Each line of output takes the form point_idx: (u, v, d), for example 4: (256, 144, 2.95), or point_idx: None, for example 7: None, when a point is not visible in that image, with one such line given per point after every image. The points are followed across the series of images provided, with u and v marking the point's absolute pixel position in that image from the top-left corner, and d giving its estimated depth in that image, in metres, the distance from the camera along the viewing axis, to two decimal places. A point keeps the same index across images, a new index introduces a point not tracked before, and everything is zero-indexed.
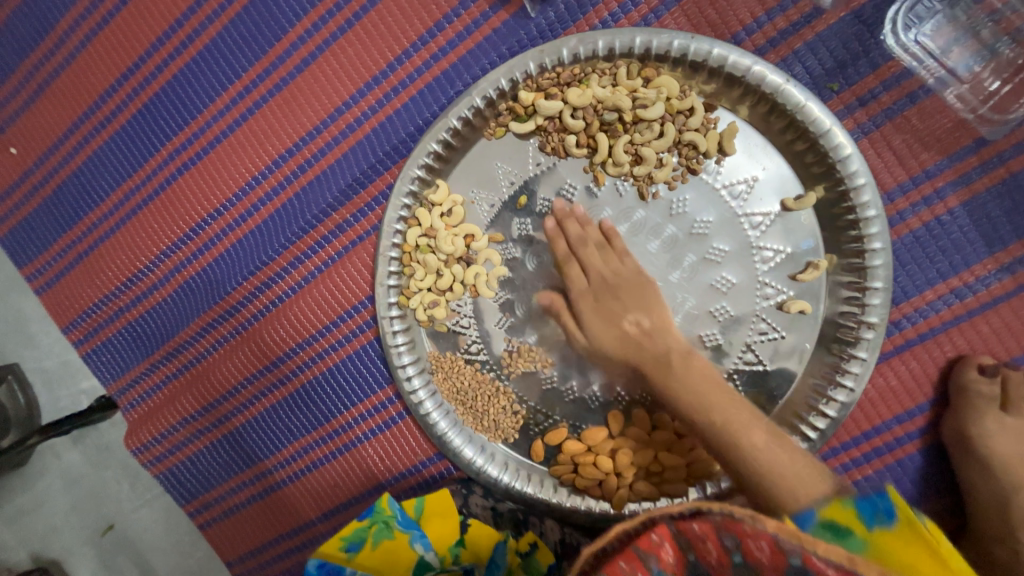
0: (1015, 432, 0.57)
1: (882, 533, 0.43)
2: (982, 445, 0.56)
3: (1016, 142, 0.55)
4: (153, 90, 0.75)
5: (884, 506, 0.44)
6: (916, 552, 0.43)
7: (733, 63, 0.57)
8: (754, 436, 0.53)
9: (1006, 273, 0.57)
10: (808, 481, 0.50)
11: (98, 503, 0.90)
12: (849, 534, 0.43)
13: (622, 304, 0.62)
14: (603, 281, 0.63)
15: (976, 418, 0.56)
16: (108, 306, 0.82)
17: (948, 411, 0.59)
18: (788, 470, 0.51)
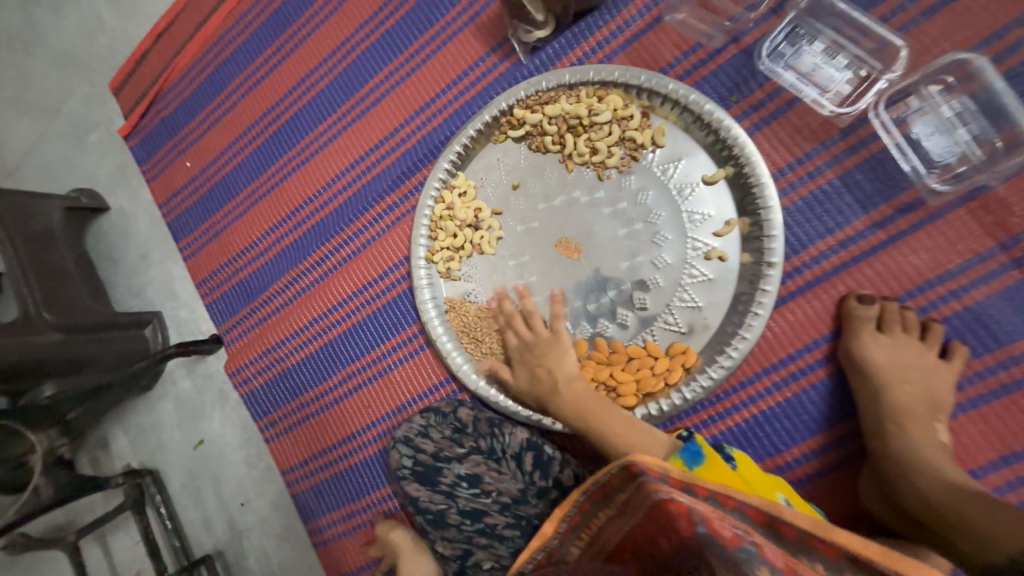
0: (896, 349, 0.70)
1: (700, 468, 0.68)
2: (863, 358, 0.71)
3: (872, 130, 0.74)
4: (279, 122, 1.13)
5: (694, 449, 0.70)
6: (719, 473, 0.68)
7: (657, 84, 0.83)
8: (617, 425, 0.76)
9: (879, 228, 0.73)
10: (653, 451, 0.73)
11: (197, 422, 1.19)
12: (680, 476, 0.67)
13: (540, 355, 0.84)
14: (532, 344, 0.86)
15: (854, 336, 0.72)
16: (229, 268, 1.16)
17: (840, 333, 0.75)
18: (639, 451, 0.73)
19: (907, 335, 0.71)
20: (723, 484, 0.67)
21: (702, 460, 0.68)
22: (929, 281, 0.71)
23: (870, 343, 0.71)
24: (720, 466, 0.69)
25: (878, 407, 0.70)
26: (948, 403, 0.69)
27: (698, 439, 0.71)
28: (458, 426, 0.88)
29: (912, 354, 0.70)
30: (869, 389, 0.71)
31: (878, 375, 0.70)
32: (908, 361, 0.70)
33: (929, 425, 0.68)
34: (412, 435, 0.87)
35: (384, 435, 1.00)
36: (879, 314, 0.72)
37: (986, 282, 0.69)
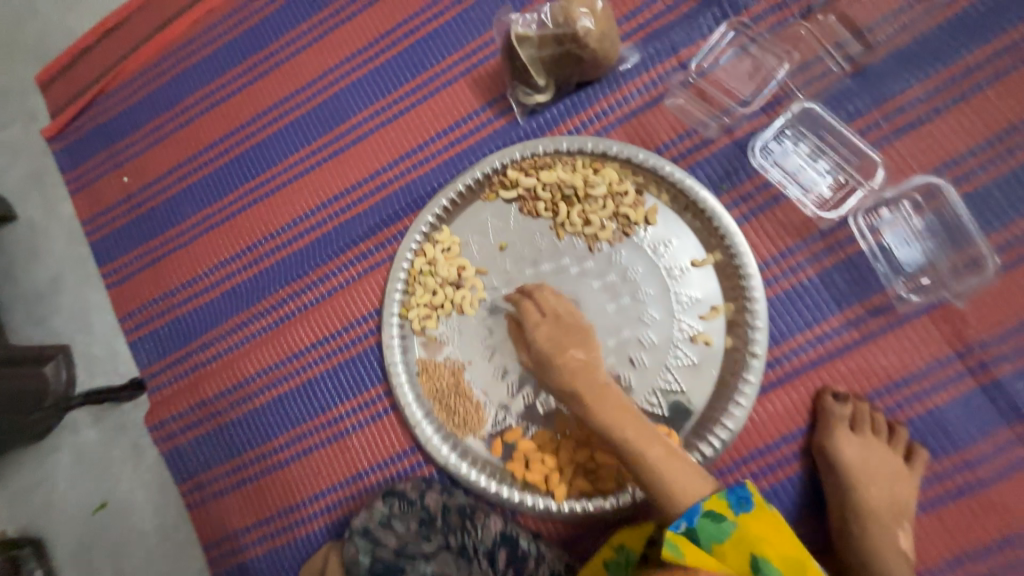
0: (866, 450, 0.72)
1: (745, 515, 0.67)
2: (836, 455, 0.73)
3: (848, 233, 0.78)
4: (244, 147, 1.03)
5: (742, 494, 0.68)
6: (766, 528, 0.66)
7: (653, 164, 0.83)
8: (656, 450, 0.72)
9: (853, 327, 0.76)
10: (688, 487, 0.70)
11: (100, 481, 1.00)
12: (724, 519, 0.67)
13: (567, 340, 0.79)
14: (557, 320, 0.81)
15: (829, 432, 0.74)
16: (163, 302, 1.01)
17: (814, 427, 0.76)
18: (674, 479, 0.70)
19: (876, 437, 0.73)
20: (765, 540, 0.66)
21: (750, 509, 0.67)
22: (896, 382, 0.75)
23: (843, 442, 0.72)
24: (770, 522, 0.67)
25: (845, 506, 0.72)
26: (909, 506, 0.71)
27: (748, 485, 0.69)
28: (425, 517, 0.79)
29: (879, 455, 0.72)
30: (838, 487, 0.73)
31: (848, 474, 0.72)
32: (875, 462, 0.72)
33: (891, 526, 0.70)
34: (371, 525, 0.79)
35: (334, 509, 0.89)
36: (852, 412, 0.74)
37: (945, 388, 0.73)
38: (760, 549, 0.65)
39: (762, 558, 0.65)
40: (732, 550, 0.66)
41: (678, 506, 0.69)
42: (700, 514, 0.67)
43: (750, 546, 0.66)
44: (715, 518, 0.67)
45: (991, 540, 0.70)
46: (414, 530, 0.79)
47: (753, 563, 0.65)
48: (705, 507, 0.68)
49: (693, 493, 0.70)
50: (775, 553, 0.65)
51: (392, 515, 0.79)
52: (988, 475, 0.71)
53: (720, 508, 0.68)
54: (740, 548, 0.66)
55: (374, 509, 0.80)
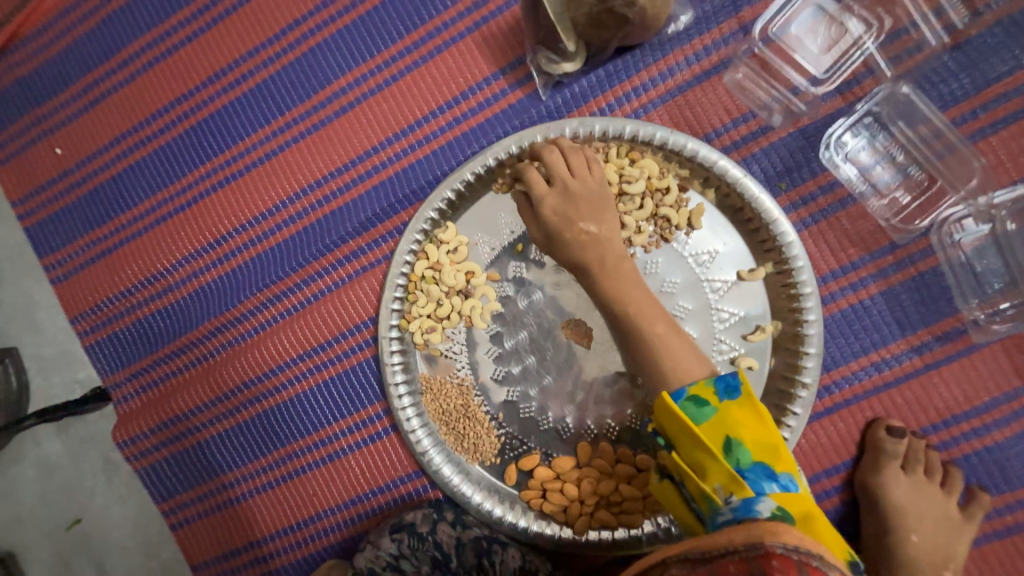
0: (914, 490, 0.67)
1: (730, 404, 0.55)
2: (882, 495, 0.67)
3: (922, 247, 0.67)
4: (201, 114, 0.85)
5: (731, 383, 0.56)
6: (747, 415, 0.54)
7: (703, 156, 0.69)
8: (659, 325, 0.61)
9: (915, 354, 0.68)
10: (683, 367, 0.59)
11: (71, 495, 0.91)
12: (706, 404, 0.55)
13: (577, 212, 0.63)
14: (568, 193, 0.64)
15: (877, 470, 0.67)
16: (120, 301, 0.87)
17: (860, 461, 0.69)
18: (668, 361, 0.59)
19: (927, 477, 0.67)
20: (743, 427, 0.54)
21: (735, 397, 0.55)
22: (955, 416, 0.68)
23: (891, 481, 0.66)
24: (751, 413, 0.55)
25: (882, 546, 0.67)
26: (956, 554, 0.66)
27: (738, 373, 0.57)
28: (438, 557, 0.73)
29: (927, 496, 0.67)
30: (877, 525, 0.68)
31: (891, 515, 0.67)
32: (923, 503, 0.67)
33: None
34: (378, 567, 0.72)
35: (332, 532, 0.83)
36: (906, 450, 0.67)
37: (1008, 425, 0.67)
38: (738, 429, 0.54)
39: (736, 439, 0.54)
40: (709, 433, 0.54)
41: (666, 385, 0.59)
42: (684, 396, 0.56)
43: (727, 428, 0.54)
44: (695, 402, 0.56)
45: None
46: (425, 574, 0.73)
47: (727, 445, 0.53)
48: (690, 392, 0.56)
49: (687, 376, 0.58)
50: (752, 439, 0.54)
51: (400, 556, 0.73)
52: None
53: (705, 395, 0.56)
54: (716, 430, 0.54)
55: (381, 548, 0.73)
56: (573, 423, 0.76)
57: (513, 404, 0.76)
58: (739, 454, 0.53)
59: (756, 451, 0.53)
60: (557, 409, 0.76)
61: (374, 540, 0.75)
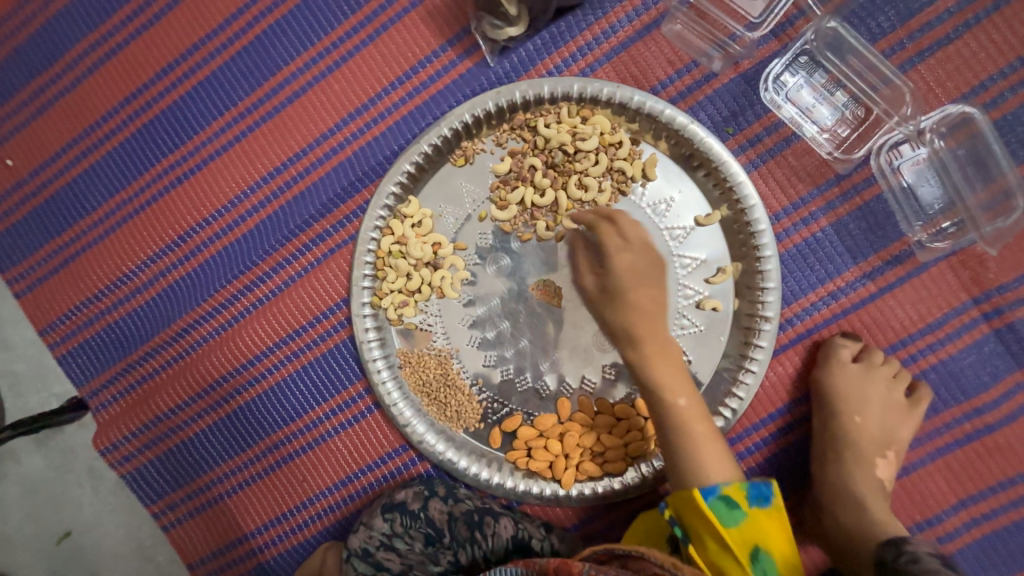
0: (867, 387, 0.68)
1: (759, 510, 0.62)
2: (833, 388, 0.68)
3: (865, 177, 0.70)
4: (153, 113, 0.84)
5: (763, 491, 0.63)
6: (774, 527, 0.62)
7: (650, 107, 0.71)
8: (683, 400, 0.67)
9: (868, 280, 0.71)
10: (715, 470, 0.64)
11: (57, 509, 0.91)
12: (737, 507, 0.62)
13: (636, 281, 0.71)
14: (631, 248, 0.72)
15: (832, 366, 0.69)
16: (90, 308, 0.86)
17: (815, 362, 0.71)
18: (706, 456, 0.65)
19: (881, 370, 0.69)
20: (770, 538, 0.61)
21: (765, 506, 0.62)
22: (910, 334, 0.71)
23: (840, 371, 0.68)
24: (777, 525, 0.62)
25: (829, 437, 0.69)
26: (898, 439, 0.69)
27: (771, 483, 0.64)
28: (431, 533, 0.74)
29: (876, 386, 0.68)
30: (824, 413, 0.69)
31: (838, 403, 0.68)
32: (873, 399, 0.68)
33: (874, 459, 0.68)
34: (372, 547, 0.74)
35: (325, 515, 0.83)
36: (859, 348, 0.70)
37: (958, 337, 0.70)
38: (766, 541, 0.61)
39: (764, 552, 0.60)
40: (739, 537, 0.61)
41: (701, 479, 0.64)
42: (716, 495, 0.62)
43: (756, 539, 0.61)
44: (728, 504, 0.62)
45: (992, 481, 0.70)
46: (419, 550, 0.74)
47: (754, 555, 0.60)
48: (723, 492, 0.62)
49: (721, 475, 0.64)
50: (779, 551, 0.61)
51: (393, 534, 0.75)
52: (994, 419, 0.70)
53: (737, 498, 0.62)
54: (745, 539, 0.61)
55: (374, 528, 0.75)
56: (552, 382, 0.77)
57: (491, 369, 0.78)
58: (765, 565, 0.60)
59: (782, 564, 0.60)
60: (535, 369, 0.77)
61: (366, 521, 0.76)
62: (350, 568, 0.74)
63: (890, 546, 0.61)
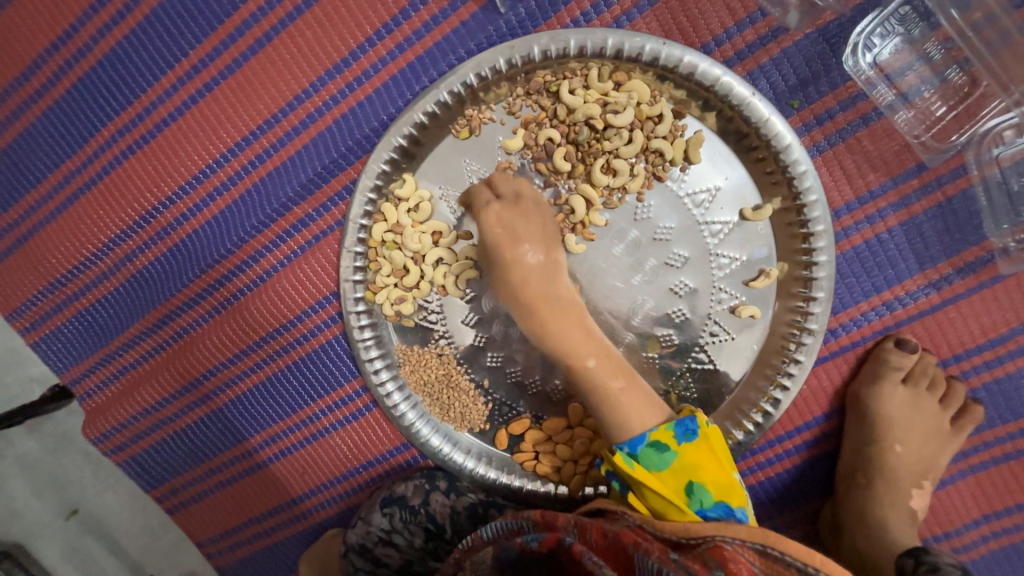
0: (908, 403, 0.64)
1: (687, 446, 0.57)
2: (873, 405, 0.64)
3: (953, 167, 0.58)
4: (88, 64, 0.69)
5: (689, 426, 0.58)
6: (705, 456, 0.57)
7: (703, 72, 0.57)
8: (617, 382, 0.61)
9: (933, 289, 0.62)
10: (640, 419, 0.60)
11: (59, 489, 0.90)
12: (666, 449, 0.58)
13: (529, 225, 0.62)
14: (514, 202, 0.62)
15: (874, 382, 0.63)
16: (55, 294, 0.78)
17: (857, 373, 0.65)
18: (631, 412, 0.60)
19: (930, 391, 0.64)
20: (702, 469, 0.56)
21: (693, 439, 0.57)
22: (969, 350, 0.63)
23: (881, 387, 0.63)
24: (709, 454, 0.57)
25: (859, 455, 0.66)
26: (937, 464, 0.65)
27: (695, 415, 0.59)
28: (432, 529, 0.72)
29: (919, 407, 0.64)
30: (859, 433, 0.65)
31: (877, 422, 0.64)
32: (914, 417, 0.64)
33: (908, 484, 0.65)
34: (370, 542, 0.73)
35: (329, 505, 0.82)
36: (912, 365, 0.63)
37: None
38: (698, 472, 0.56)
39: (697, 483, 0.55)
40: (671, 478, 0.57)
41: (626, 431, 0.60)
42: (644, 443, 0.59)
43: (689, 472, 0.56)
44: (656, 448, 0.58)
45: None
46: (419, 545, 0.73)
47: (689, 489, 0.56)
48: (650, 438, 0.59)
49: (648, 422, 0.60)
50: (714, 478, 0.56)
51: (392, 530, 0.73)
52: None
53: (665, 440, 0.58)
54: (677, 476, 0.57)
55: (372, 525, 0.73)
56: (562, 385, 0.71)
57: (499, 370, 0.71)
58: (702, 496, 0.55)
59: (718, 492, 0.55)
60: (545, 372, 0.71)
61: (364, 517, 0.74)
62: (348, 561, 0.75)
63: (909, 558, 0.59)
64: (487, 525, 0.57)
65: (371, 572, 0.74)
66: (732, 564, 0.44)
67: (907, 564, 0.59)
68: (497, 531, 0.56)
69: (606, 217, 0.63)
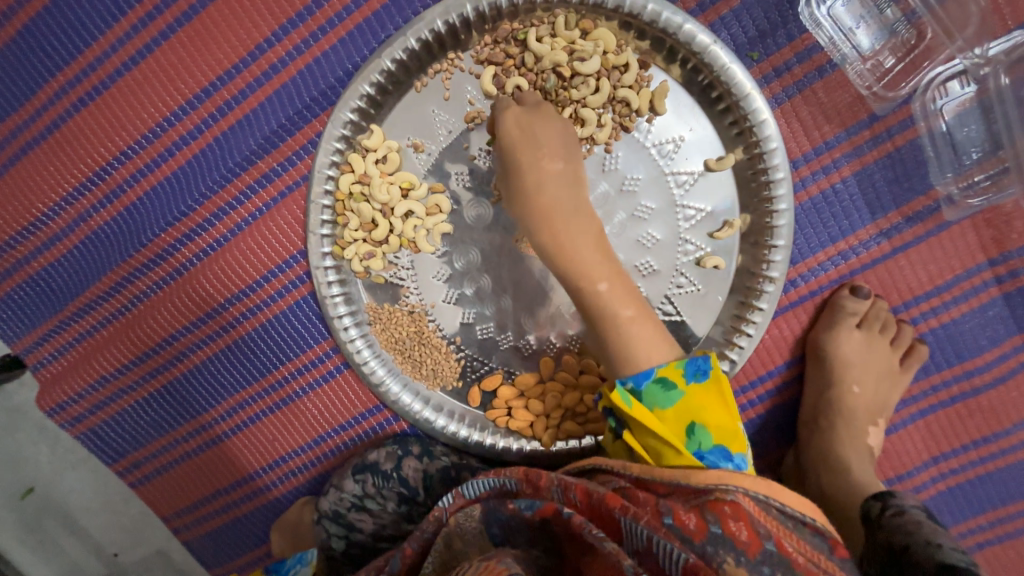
0: (864, 346, 0.66)
1: (695, 387, 0.56)
2: (830, 350, 0.66)
3: (902, 119, 0.61)
4: (32, 12, 0.66)
5: (700, 365, 0.57)
6: (712, 399, 0.56)
7: (667, 20, 0.58)
8: (602, 285, 0.59)
9: (884, 238, 0.65)
10: (648, 354, 0.58)
11: (13, 468, 0.86)
12: (674, 387, 0.56)
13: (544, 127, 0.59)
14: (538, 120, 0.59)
15: (833, 330, 0.66)
16: (2, 257, 0.74)
17: (816, 321, 0.68)
18: (638, 346, 0.59)
19: (882, 334, 0.67)
20: (707, 411, 0.55)
21: (702, 380, 0.56)
22: (917, 296, 0.67)
23: (839, 331, 0.65)
24: (716, 397, 0.56)
25: (819, 402, 0.68)
26: (890, 406, 0.68)
27: (708, 356, 0.58)
28: (406, 492, 0.71)
29: (873, 352, 0.67)
30: (819, 378, 0.68)
31: (835, 366, 0.67)
32: (871, 359, 0.67)
33: (866, 426, 0.68)
34: (343, 508, 0.72)
35: (301, 472, 0.81)
36: (866, 310, 0.66)
37: (967, 300, 0.66)
38: (702, 414, 0.55)
39: (699, 424, 0.55)
40: (674, 417, 0.56)
41: (632, 365, 0.58)
42: (650, 378, 0.57)
43: (692, 413, 0.55)
44: (664, 386, 0.56)
45: (971, 441, 0.70)
46: (393, 509, 0.72)
47: (690, 429, 0.55)
48: (659, 374, 0.57)
49: (656, 357, 0.58)
50: (716, 422, 0.55)
51: (365, 495, 0.72)
52: (984, 382, 0.68)
53: (673, 378, 0.56)
54: (681, 416, 0.56)
55: (345, 491, 0.73)
56: (534, 340, 0.72)
57: (470, 326, 0.71)
58: (702, 438, 0.55)
59: (718, 435, 0.55)
60: (517, 327, 0.71)
61: (337, 484, 0.73)
62: (322, 529, 0.73)
63: (875, 502, 0.60)
64: (469, 484, 0.54)
65: (345, 539, 0.73)
66: (731, 523, 0.45)
67: (874, 507, 0.60)
68: (483, 490, 0.54)
69: None
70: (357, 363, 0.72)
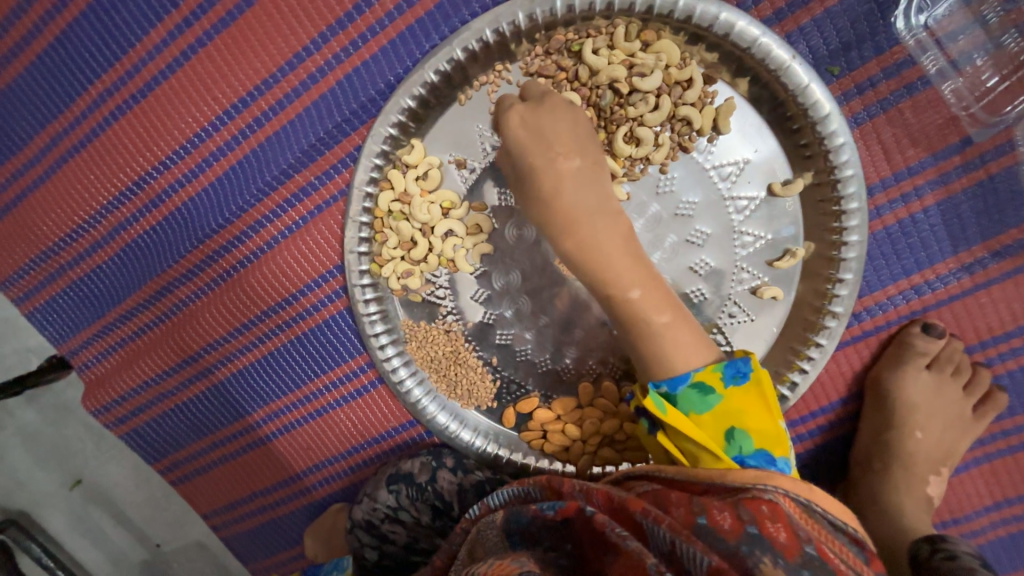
0: (930, 387, 0.62)
1: (734, 390, 0.52)
2: (893, 391, 0.62)
3: (999, 144, 0.55)
4: (70, 17, 0.64)
5: (740, 368, 0.53)
6: (752, 402, 0.52)
7: (740, 31, 0.53)
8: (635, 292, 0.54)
9: (965, 273, 0.59)
10: (685, 356, 0.54)
11: (61, 459, 0.90)
12: (711, 392, 0.53)
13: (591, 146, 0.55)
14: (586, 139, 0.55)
15: (899, 369, 0.61)
16: (48, 262, 0.75)
17: (879, 358, 0.63)
18: (673, 350, 0.54)
19: (953, 376, 0.62)
20: (747, 415, 0.52)
21: (741, 383, 0.53)
22: (997, 336, 0.61)
23: (905, 371, 0.61)
24: (756, 400, 0.53)
25: (875, 443, 0.64)
26: (955, 451, 0.64)
27: (748, 357, 0.53)
28: (439, 506, 0.71)
29: (940, 394, 0.62)
30: (878, 418, 0.64)
31: (897, 407, 0.63)
32: (937, 402, 0.62)
33: (926, 471, 0.64)
34: (377, 519, 0.73)
35: (334, 480, 0.82)
36: (938, 349, 0.61)
37: None
38: (742, 418, 0.52)
39: (739, 429, 0.52)
40: (712, 422, 0.53)
41: (667, 369, 0.54)
42: (686, 383, 0.53)
43: (731, 418, 0.52)
44: (700, 391, 0.53)
45: None
46: (426, 523, 0.72)
47: (729, 434, 0.52)
48: (695, 379, 0.53)
49: (694, 360, 0.54)
50: (756, 425, 0.52)
51: (398, 506, 0.72)
52: None
53: (710, 382, 0.53)
54: (719, 421, 0.53)
55: (378, 501, 0.72)
56: (573, 364, 0.69)
57: (507, 348, 0.69)
58: (741, 442, 0.52)
59: (759, 439, 0.52)
60: (555, 350, 0.69)
61: (371, 492, 0.73)
62: (355, 537, 0.75)
63: (925, 544, 0.58)
64: (495, 493, 0.55)
65: (378, 548, 0.74)
66: (768, 524, 0.41)
67: (923, 550, 0.57)
68: (507, 497, 0.54)
69: (627, 188, 0.60)
70: (392, 380, 0.71)
